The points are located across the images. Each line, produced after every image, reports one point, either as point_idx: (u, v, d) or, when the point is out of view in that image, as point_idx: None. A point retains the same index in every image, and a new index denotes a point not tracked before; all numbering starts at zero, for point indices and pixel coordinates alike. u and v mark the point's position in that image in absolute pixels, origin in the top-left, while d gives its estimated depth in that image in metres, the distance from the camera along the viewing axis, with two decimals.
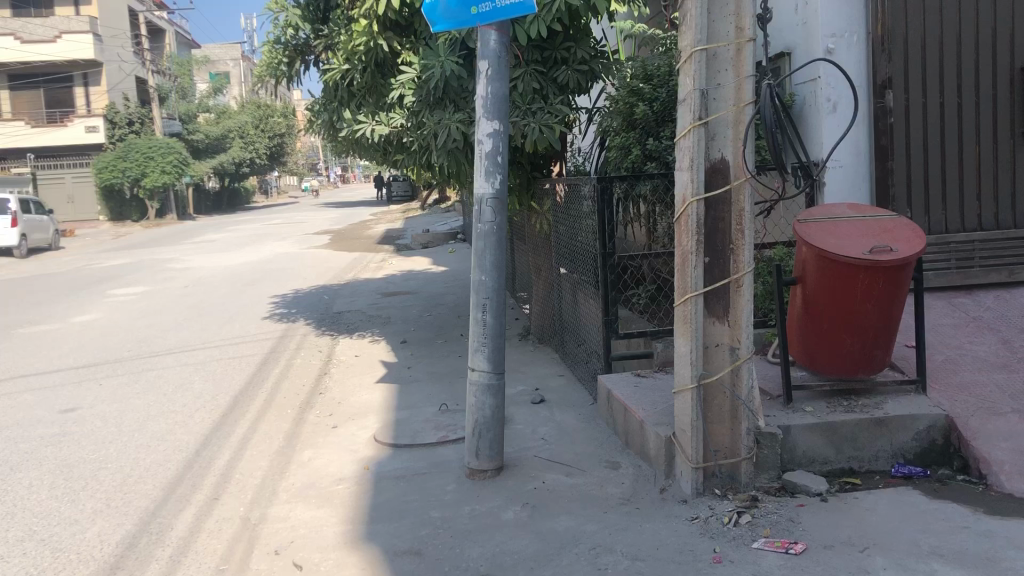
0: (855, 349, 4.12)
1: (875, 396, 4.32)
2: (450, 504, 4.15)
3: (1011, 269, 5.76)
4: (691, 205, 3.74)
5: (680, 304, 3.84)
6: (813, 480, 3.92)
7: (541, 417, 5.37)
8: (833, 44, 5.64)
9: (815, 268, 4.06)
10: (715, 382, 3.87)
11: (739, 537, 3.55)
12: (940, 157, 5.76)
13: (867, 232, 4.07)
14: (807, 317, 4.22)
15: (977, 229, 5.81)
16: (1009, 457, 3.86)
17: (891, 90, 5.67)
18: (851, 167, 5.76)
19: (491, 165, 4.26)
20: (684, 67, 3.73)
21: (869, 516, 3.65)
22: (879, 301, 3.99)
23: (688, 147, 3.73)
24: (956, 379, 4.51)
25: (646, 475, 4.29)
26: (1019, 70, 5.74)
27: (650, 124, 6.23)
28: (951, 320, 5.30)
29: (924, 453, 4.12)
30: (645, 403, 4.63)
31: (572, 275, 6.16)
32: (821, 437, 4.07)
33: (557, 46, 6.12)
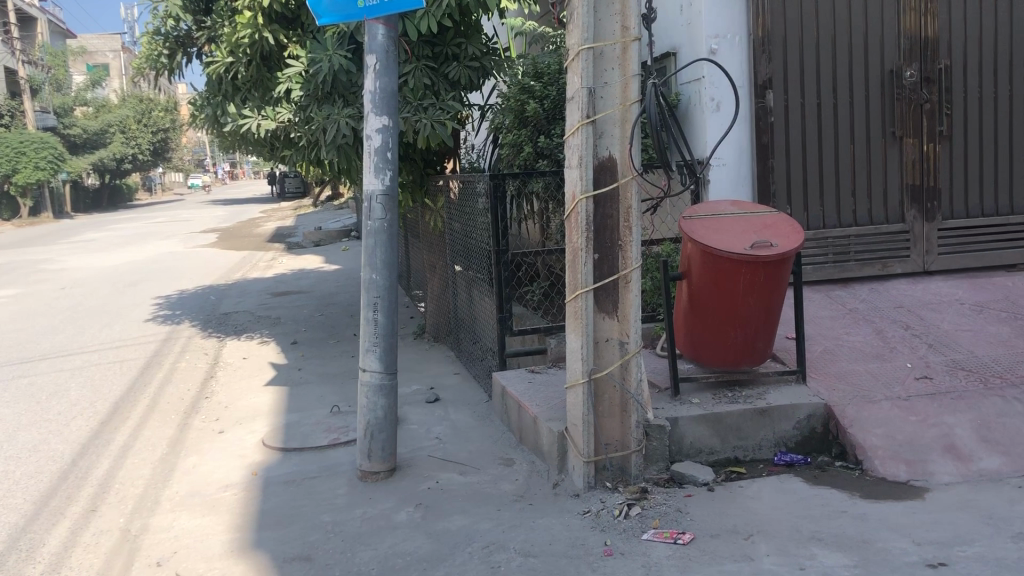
0: (739, 341, 4.24)
1: (758, 387, 4.47)
2: (342, 507, 4.07)
3: (884, 262, 6.04)
4: (580, 202, 3.76)
5: (570, 300, 3.87)
6: (699, 470, 4.05)
7: (435, 416, 5.33)
8: (717, 45, 5.77)
9: (700, 264, 4.15)
10: (604, 377, 3.91)
11: (630, 529, 3.60)
12: (818, 156, 5.99)
13: (749, 229, 4.18)
14: (694, 311, 4.31)
15: (852, 224, 6.06)
16: (883, 443, 4.04)
17: (770, 90, 5.85)
18: (735, 166, 5.90)
19: (380, 162, 4.18)
20: (571, 65, 3.76)
21: (753, 504, 3.76)
22: (760, 295, 4.11)
23: (577, 145, 3.75)
24: (834, 369, 4.70)
25: (539, 470, 4.31)
26: (889, 72, 5.98)
27: (541, 122, 6.27)
28: (829, 312, 5.52)
29: (804, 441, 4.27)
30: (538, 399, 4.65)
31: (467, 272, 6.14)
32: (706, 428, 4.17)
33: (447, 42, 6.09)
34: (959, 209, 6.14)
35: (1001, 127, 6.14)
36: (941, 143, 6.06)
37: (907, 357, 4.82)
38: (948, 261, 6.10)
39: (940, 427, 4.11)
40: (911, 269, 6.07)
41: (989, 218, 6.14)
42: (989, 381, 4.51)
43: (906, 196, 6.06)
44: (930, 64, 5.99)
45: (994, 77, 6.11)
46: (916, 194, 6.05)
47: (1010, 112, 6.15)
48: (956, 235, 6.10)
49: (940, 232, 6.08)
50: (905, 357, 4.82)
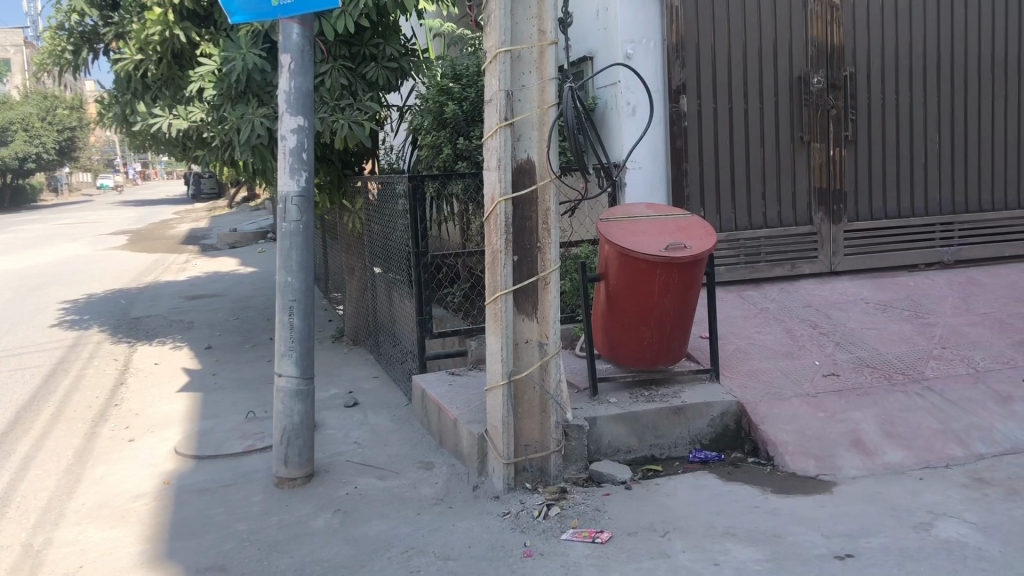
0: (655, 341, 4.31)
1: (673, 386, 4.55)
2: (257, 515, 3.99)
3: (794, 263, 6.22)
4: (499, 205, 3.77)
5: (490, 302, 3.87)
6: (616, 469, 4.10)
7: (354, 421, 5.27)
8: (632, 50, 5.86)
9: (617, 265, 4.21)
10: (524, 378, 3.92)
11: (548, 530, 3.62)
12: (730, 159, 6.12)
13: (664, 230, 4.26)
14: (611, 312, 4.36)
15: (763, 226, 6.21)
16: (792, 439, 4.16)
17: (684, 95, 5.96)
18: (651, 169, 5.98)
19: (296, 163, 4.11)
20: (489, 67, 3.76)
21: (669, 502, 3.82)
22: (675, 295, 4.18)
23: (495, 147, 3.75)
24: (745, 367, 4.82)
25: (458, 473, 4.31)
26: (797, 79, 6.16)
27: (460, 123, 6.26)
28: (741, 311, 5.66)
29: (718, 438, 4.37)
30: (458, 402, 4.64)
31: (385, 275, 6.09)
32: (624, 427, 4.23)
33: (364, 42, 6.03)
34: (863, 211, 6.37)
35: (902, 133, 6.40)
36: (847, 148, 6.28)
37: (815, 355, 4.98)
38: (853, 261, 6.32)
39: (846, 422, 4.26)
40: (820, 269, 6.28)
41: (891, 220, 6.40)
42: (892, 377, 4.69)
43: (814, 198, 6.26)
44: (836, 70, 6.20)
45: (896, 84, 6.36)
46: (823, 197, 6.26)
47: (911, 118, 6.41)
48: (861, 237, 6.34)
49: (846, 233, 6.31)
50: (813, 355, 4.98)
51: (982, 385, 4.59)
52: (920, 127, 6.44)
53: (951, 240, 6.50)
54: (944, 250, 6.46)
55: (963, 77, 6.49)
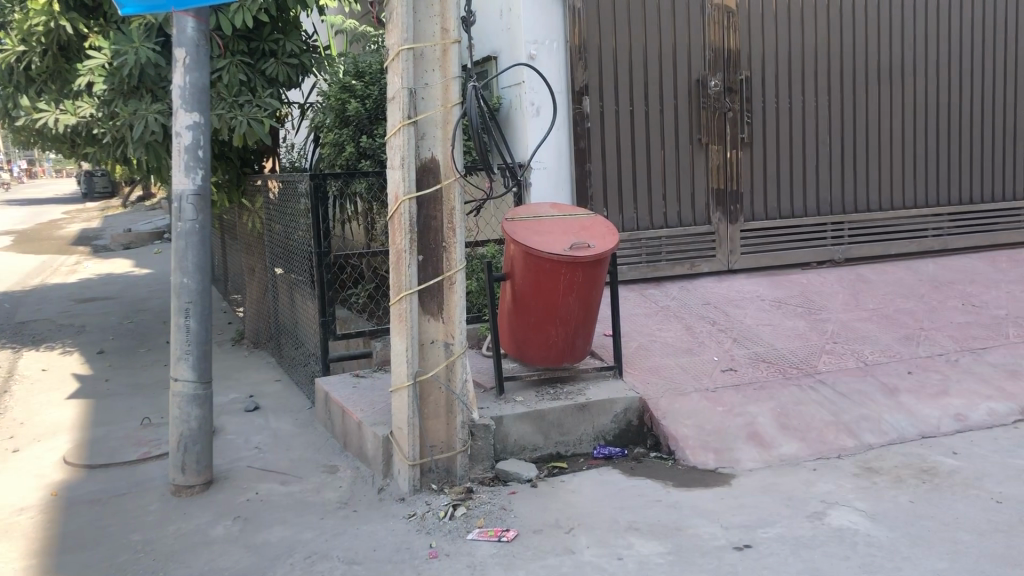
0: (560, 339, 4.34)
1: (578, 383, 4.60)
2: (153, 525, 3.85)
3: (693, 262, 6.37)
4: (403, 203, 3.73)
5: (395, 303, 3.81)
6: (522, 467, 4.12)
7: (255, 425, 5.14)
8: (536, 50, 5.90)
9: (522, 265, 4.22)
10: (430, 378, 3.89)
11: (454, 530, 3.61)
12: (632, 160, 6.21)
13: (568, 230, 4.30)
14: (516, 311, 4.37)
15: (664, 225, 6.33)
16: (693, 433, 4.25)
17: (587, 96, 6.01)
18: (555, 169, 6.02)
19: (192, 160, 3.98)
20: (391, 65, 3.72)
21: (575, 498, 3.86)
22: (579, 294, 4.23)
23: (398, 146, 3.71)
24: (648, 363, 4.91)
25: (363, 476, 4.25)
26: (695, 82, 6.31)
27: (363, 121, 6.17)
28: (643, 309, 5.76)
29: (621, 434, 4.44)
30: (362, 404, 4.58)
31: (287, 276, 5.96)
32: (530, 425, 4.24)
33: (264, 37, 5.91)
34: (758, 212, 6.58)
35: (794, 136, 6.63)
36: (742, 150, 6.48)
37: (714, 351, 5.11)
38: (750, 260, 6.52)
39: (743, 416, 4.39)
40: (718, 267, 6.45)
41: (785, 220, 6.61)
42: (786, 371, 4.86)
43: (712, 199, 6.43)
44: (732, 74, 6.38)
45: (789, 89, 6.58)
46: (720, 197, 6.44)
47: (803, 121, 6.64)
48: (756, 236, 6.54)
49: (743, 233, 6.49)
50: (712, 351, 5.11)
51: (871, 378, 4.79)
52: (811, 130, 6.67)
53: (841, 239, 6.76)
54: (835, 248, 6.72)
55: (851, 82, 6.75)
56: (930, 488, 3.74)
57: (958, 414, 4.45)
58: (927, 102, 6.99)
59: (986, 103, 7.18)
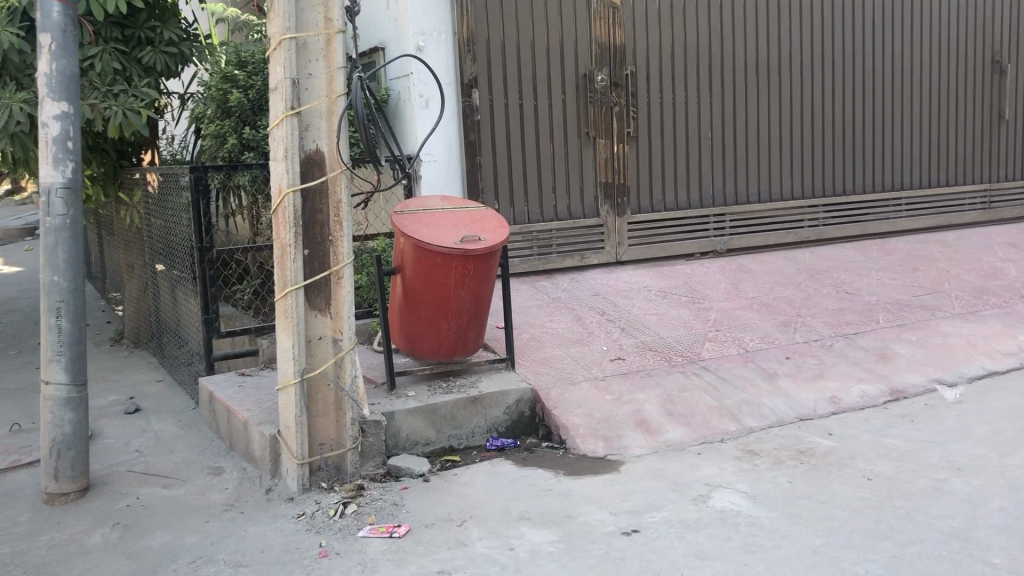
0: (452, 332, 4.33)
1: (470, 376, 4.60)
2: (23, 536, 3.65)
3: (583, 254, 6.47)
4: (287, 196, 3.64)
5: (280, 298, 3.72)
6: (414, 462, 4.09)
7: (135, 428, 4.94)
8: (424, 42, 5.80)
9: (412, 259, 4.18)
10: (318, 375, 3.82)
11: (344, 528, 3.55)
12: (522, 154, 6.24)
13: (458, 223, 4.29)
14: (407, 306, 4.33)
15: (554, 218, 6.39)
16: (583, 422, 4.32)
17: (476, 89, 6.01)
18: (444, 161, 5.95)
19: (61, 152, 3.79)
20: (273, 54, 3.63)
21: (467, 491, 3.86)
22: (471, 288, 4.22)
23: (281, 137, 3.63)
24: (539, 354, 4.96)
25: (250, 477, 4.14)
26: (582, 76, 6.38)
27: (247, 113, 5.93)
28: (534, 301, 5.80)
29: (514, 425, 4.46)
30: (248, 403, 4.46)
31: (169, 272, 5.74)
32: (422, 419, 4.22)
33: (139, 24, 5.67)
34: (644, 204, 6.71)
35: (678, 131, 6.79)
36: (628, 144, 6.59)
37: (603, 341, 5.20)
38: (637, 251, 6.66)
39: (632, 404, 4.48)
40: (606, 259, 6.57)
41: (670, 213, 6.77)
42: (672, 359, 4.99)
43: (600, 192, 6.52)
44: (617, 70, 6.48)
45: (672, 85, 6.74)
46: (608, 190, 6.54)
47: (686, 116, 6.81)
48: (643, 228, 6.68)
49: (630, 225, 6.63)
50: (601, 340, 5.20)
51: (752, 364, 4.97)
52: (694, 125, 6.85)
53: (723, 231, 6.98)
54: (718, 239, 6.94)
55: (731, 79, 6.96)
56: (807, 468, 3.90)
57: (832, 397, 4.66)
58: (803, 99, 7.27)
59: (858, 99, 7.51)
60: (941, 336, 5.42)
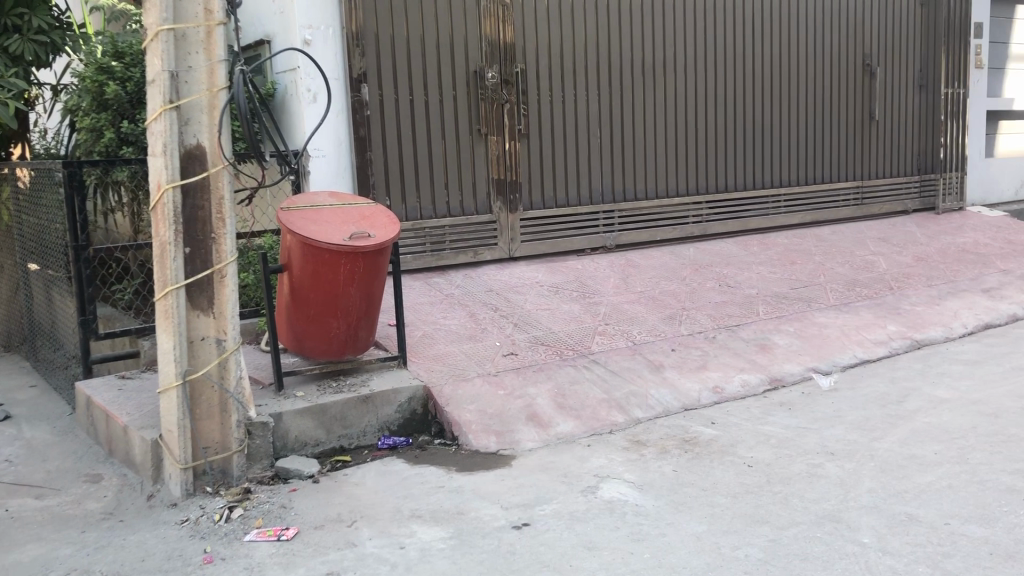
0: (341, 330, 4.27)
1: (361, 375, 4.56)
2: None
3: (475, 251, 6.49)
4: (166, 192, 3.52)
5: (160, 298, 3.60)
6: (303, 463, 4.02)
7: (5, 436, 4.69)
8: (310, 35, 5.78)
9: (300, 256, 4.10)
10: (201, 377, 3.71)
11: (231, 532, 3.47)
12: (413, 150, 6.20)
13: (347, 219, 4.23)
14: (295, 305, 4.24)
15: (446, 214, 6.38)
16: (475, 418, 4.33)
17: (365, 84, 5.95)
18: (333, 157, 5.93)
19: None
20: (150, 45, 3.50)
21: (358, 491, 3.82)
22: (360, 285, 4.17)
23: (160, 131, 3.51)
24: (431, 351, 4.95)
25: (130, 484, 3.99)
26: (473, 73, 6.39)
27: (124, 106, 5.70)
28: (427, 297, 5.78)
29: (406, 423, 4.44)
30: (129, 407, 4.31)
31: (42, 272, 5.46)
32: (310, 419, 4.15)
33: (5, 11, 5.53)
34: (536, 201, 6.76)
35: (567, 128, 6.87)
36: (520, 141, 6.64)
37: (495, 336, 5.22)
38: (528, 248, 6.73)
39: (524, 398, 4.52)
40: (499, 255, 6.61)
41: (561, 209, 6.85)
42: (563, 354, 5.06)
43: (492, 189, 6.54)
44: (507, 67, 6.51)
45: (561, 83, 6.81)
46: (500, 187, 6.57)
47: (575, 114, 6.90)
48: (535, 225, 6.74)
49: (521, 221, 6.68)
50: (494, 336, 5.22)
51: (639, 356, 5.08)
52: (584, 123, 6.94)
53: (612, 226, 7.13)
54: (607, 236, 7.09)
55: (618, 78, 7.08)
56: (691, 456, 4.01)
57: (715, 387, 4.81)
58: (688, 98, 7.47)
59: (741, 98, 7.77)
60: (817, 327, 5.67)
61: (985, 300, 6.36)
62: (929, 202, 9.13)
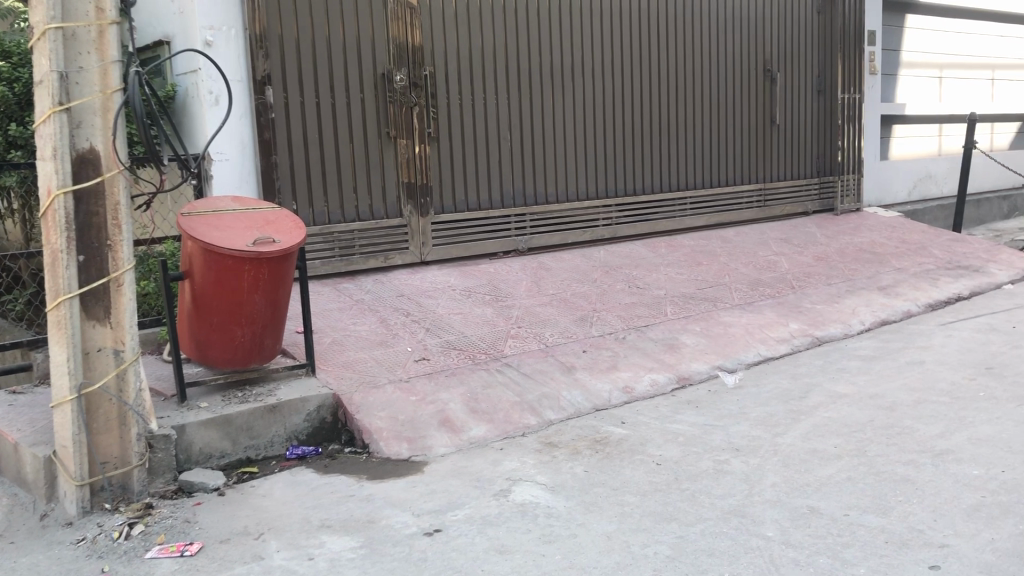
0: (246, 338, 4.17)
1: (267, 384, 4.46)
2: None
3: (385, 255, 6.43)
4: (57, 199, 3.37)
5: (52, 309, 3.45)
6: (207, 476, 3.91)
7: None
8: (212, 36, 5.64)
9: (201, 264, 3.98)
10: (98, 390, 3.56)
11: (130, 550, 3.33)
12: (321, 153, 6.10)
13: (250, 224, 4.13)
14: (196, 313, 4.12)
15: (355, 219, 6.30)
16: (386, 425, 4.27)
17: (270, 86, 5.83)
18: (237, 160, 5.79)
19: None
20: (37, 45, 3.34)
21: (266, 503, 3.73)
22: (265, 291, 4.08)
23: (49, 134, 3.35)
24: (341, 358, 4.87)
25: (21, 504, 3.80)
26: (381, 76, 6.33)
27: (13, 108, 5.46)
28: (336, 303, 5.70)
29: (315, 432, 4.36)
30: (20, 423, 4.12)
31: None
32: (216, 431, 4.04)
33: None
34: (447, 204, 6.74)
35: (478, 131, 6.86)
36: (430, 144, 6.61)
37: (407, 342, 5.18)
38: (440, 252, 6.70)
39: (435, 404, 4.49)
40: (410, 259, 6.56)
41: (472, 213, 6.84)
42: (475, 357, 5.05)
43: (402, 193, 6.49)
44: (416, 70, 6.47)
45: (470, 86, 6.80)
46: (410, 190, 6.52)
47: (485, 117, 6.90)
48: (447, 228, 6.71)
49: (433, 225, 6.64)
50: (405, 341, 5.18)
51: (551, 358, 5.11)
52: (493, 127, 6.95)
53: (524, 230, 7.15)
54: (518, 239, 7.11)
55: (526, 81, 7.12)
56: (602, 456, 4.05)
57: (626, 387, 4.87)
58: (596, 102, 7.56)
59: (647, 102, 7.90)
60: (723, 326, 5.80)
61: (882, 298, 6.61)
62: (828, 204, 9.45)
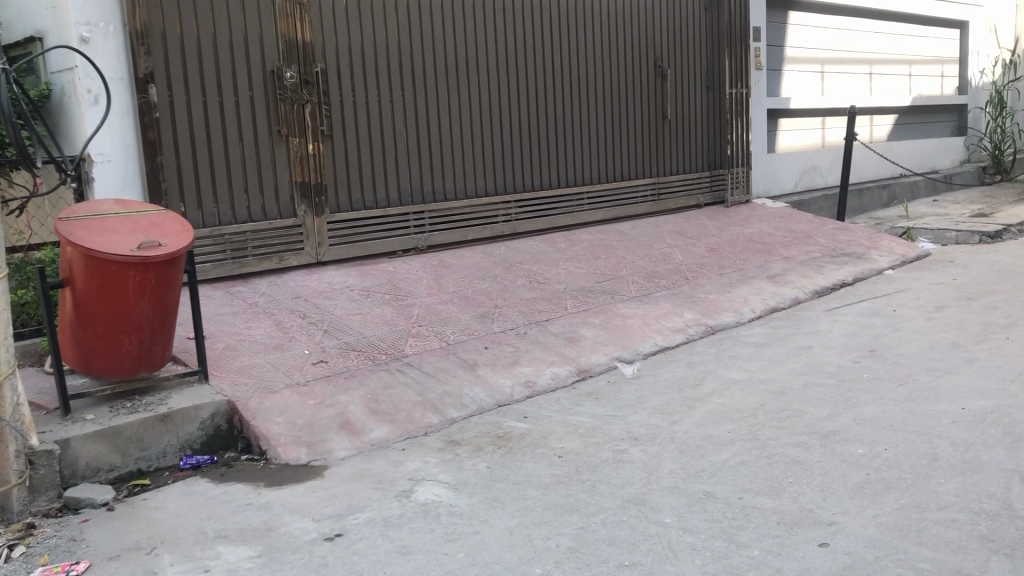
0: (133, 347, 4.01)
1: (157, 394, 4.31)
2: None
3: (280, 257, 6.29)
4: None
5: None
6: (95, 491, 3.75)
7: None
8: (88, 32, 5.43)
9: (82, 270, 3.81)
10: None
11: (11, 572, 3.15)
12: (210, 153, 5.93)
13: (135, 228, 3.98)
14: (79, 323, 3.94)
15: (246, 220, 6.14)
16: (284, 430, 4.18)
17: (153, 84, 5.64)
18: (120, 162, 5.60)
19: None
20: None
21: (158, 515, 3.60)
22: (152, 298, 3.94)
23: None
24: (235, 363, 4.74)
25: None
26: (270, 73, 6.18)
27: None
28: (230, 307, 5.54)
29: (210, 440, 4.23)
30: None
31: None
32: (103, 444, 3.87)
33: None
34: (343, 203, 6.64)
35: (372, 127, 6.78)
36: (323, 142, 6.48)
37: (304, 344, 5.07)
38: (336, 251, 6.59)
39: (335, 406, 4.42)
40: (306, 260, 6.44)
41: (369, 211, 6.76)
42: (375, 358, 4.99)
43: (295, 192, 6.36)
44: (306, 66, 6.35)
45: (363, 83, 6.71)
46: (303, 189, 6.39)
47: (379, 114, 6.82)
48: (343, 227, 6.61)
49: (328, 225, 6.53)
50: (303, 344, 5.07)
51: (452, 356, 5.09)
52: (388, 123, 6.87)
53: (422, 228, 7.12)
54: (417, 236, 7.06)
55: (420, 77, 7.07)
56: (504, 452, 4.06)
57: (527, 381, 4.90)
58: (491, 97, 7.57)
59: (542, 97, 7.96)
60: (621, 318, 5.89)
61: (771, 286, 6.83)
62: (719, 196, 9.71)
